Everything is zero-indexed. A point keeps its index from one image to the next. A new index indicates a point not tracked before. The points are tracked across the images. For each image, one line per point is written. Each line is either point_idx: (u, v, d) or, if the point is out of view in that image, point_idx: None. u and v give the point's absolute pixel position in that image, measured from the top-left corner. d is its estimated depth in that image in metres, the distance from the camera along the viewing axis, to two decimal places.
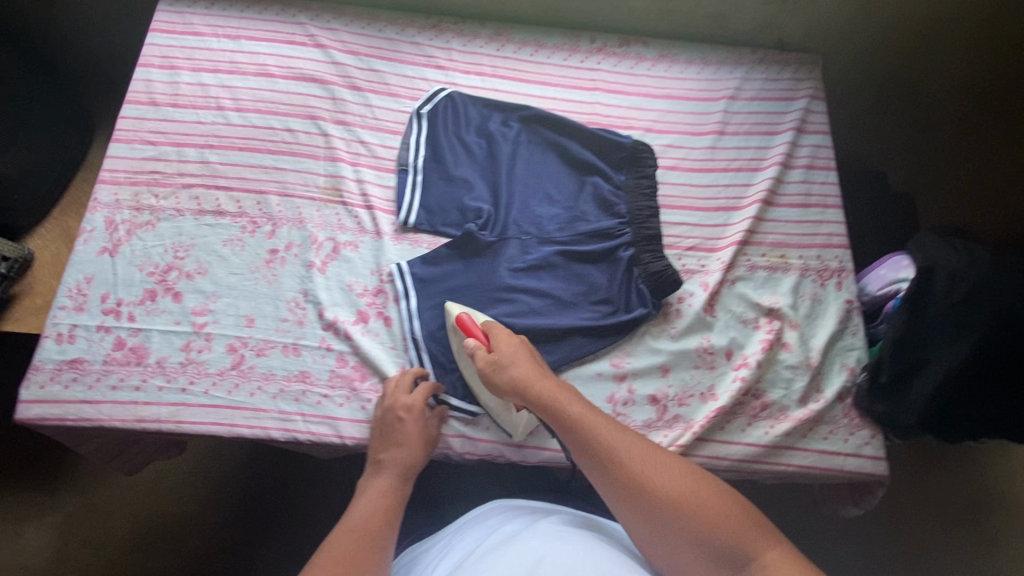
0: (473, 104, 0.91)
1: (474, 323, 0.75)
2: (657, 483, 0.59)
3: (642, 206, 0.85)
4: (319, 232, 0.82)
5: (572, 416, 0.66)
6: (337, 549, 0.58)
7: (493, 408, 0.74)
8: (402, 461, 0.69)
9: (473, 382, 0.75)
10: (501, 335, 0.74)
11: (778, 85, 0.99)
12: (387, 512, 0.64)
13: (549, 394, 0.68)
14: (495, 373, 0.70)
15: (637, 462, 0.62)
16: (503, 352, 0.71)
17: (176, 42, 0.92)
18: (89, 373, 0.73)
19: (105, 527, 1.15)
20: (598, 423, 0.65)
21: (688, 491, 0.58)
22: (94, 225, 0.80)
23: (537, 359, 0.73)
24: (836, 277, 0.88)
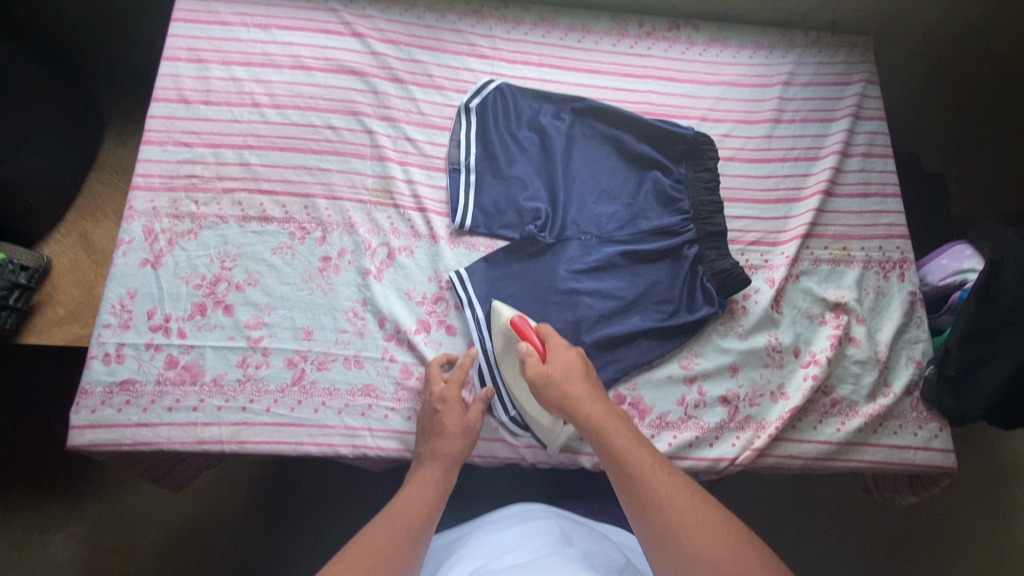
0: (523, 97, 0.87)
1: (530, 327, 0.70)
2: (691, 523, 0.52)
3: (705, 201, 0.83)
4: (372, 237, 0.79)
5: (612, 445, 0.60)
6: (377, 542, 0.54)
7: (530, 416, 0.72)
8: (447, 451, 0.66)
9: (513, 387, 0.73)
10: (556, 344, 0.68)
11: (833, 69, 0.95)
12: (429, 503, 0.61)
13: (596, 418, 0.62)
14: (545, 387, 0.65)
15: (676, 503, 0.54)
16: (555, 364, 0.66)
17: (203, 33, 0.85)
18: (142, 395, 0.69)
19: (127, 533, 1.03)
20: (643, 454, 0.59)
21: (722, 540, 0.50)
22: (132, 236, 0.75)
23: (593, 380, 0.67)
24: (899, 269, 0.86)
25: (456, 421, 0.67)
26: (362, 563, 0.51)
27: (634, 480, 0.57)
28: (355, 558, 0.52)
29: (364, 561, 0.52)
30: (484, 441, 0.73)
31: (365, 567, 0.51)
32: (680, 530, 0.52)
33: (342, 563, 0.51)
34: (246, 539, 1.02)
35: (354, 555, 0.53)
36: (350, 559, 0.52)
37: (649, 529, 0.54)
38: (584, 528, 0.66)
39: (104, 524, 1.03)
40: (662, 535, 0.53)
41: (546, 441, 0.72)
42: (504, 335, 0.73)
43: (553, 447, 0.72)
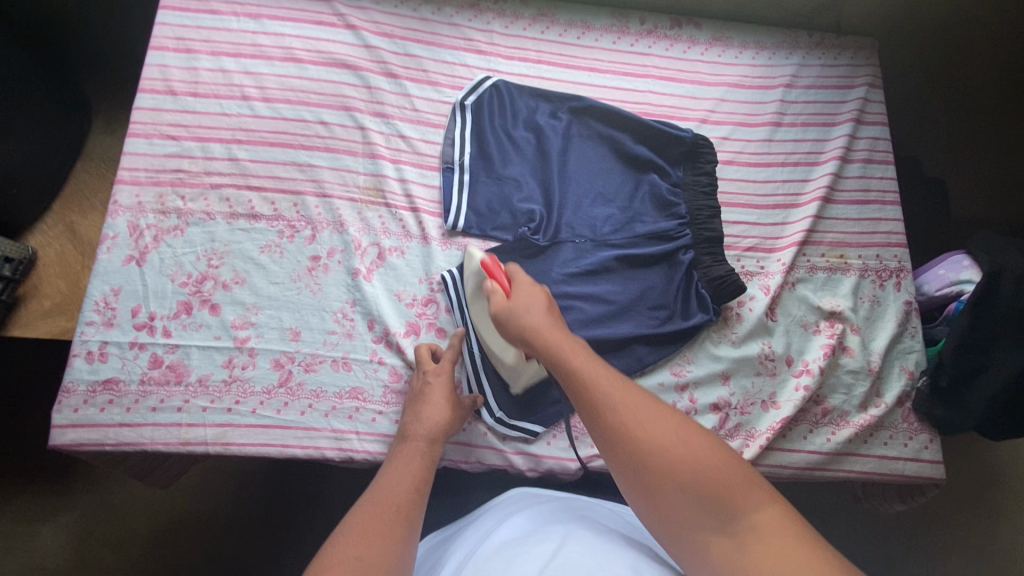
0: (520, 95, 0.85)
1: (499, 267, 0.68)
2: (656, 437, 0.52)
3: (702, 206, 0.82)
4: (362, 237, 0.77)
5: (566, 369, 0.57)
6: (365, 523, 0.53)
7: (494, 354, 0.72)
8: (433, 422, 0.65)
9: (479, 324, 0.73)
10: (522, 282, 0.66)
11: (836, 72, 0.93)
12: (419, 478, 0.60)
13: (548, 344, 0.60)
14: (507, 321, 0.63)
15: (635, 415, 0.53)
16: (515, 302, 0.63)
17: (191, 21, 0.83)
18: (126, 394, 0.68)
19: (118, 521, 1.02)
20: (598, 370, 0.57)
21: (685, 447, 0.51)
22: (116, 231, 0.73)
23: (553, 309, 0.65)
24: (896, 278, 0.85)
25: (440, 394, 0.67)
26: (349, 554, 0.50)
27: (592, 395, 0.55)
28: (343, 548, 0.51)
29: (353, 548, 0.51)
30: (472, 445, 0.72)
31: (353, 557, 0.49)
32: (645, 442, 0.51)
33: (331, 555, 0.50)
34: (240, 531, 1.02)
35: (344, 544, 0.51)
36: (340, 549, 0.50)
37: (613, 443, 0.53)
38: (569, 506, 0.64)
39: (93, 513, 1.02)
40: (625, 446, 0.52)
41: (510, 381, 0.73)
42: (472, 269, 0.71)
43: (517, 387, 0.74)
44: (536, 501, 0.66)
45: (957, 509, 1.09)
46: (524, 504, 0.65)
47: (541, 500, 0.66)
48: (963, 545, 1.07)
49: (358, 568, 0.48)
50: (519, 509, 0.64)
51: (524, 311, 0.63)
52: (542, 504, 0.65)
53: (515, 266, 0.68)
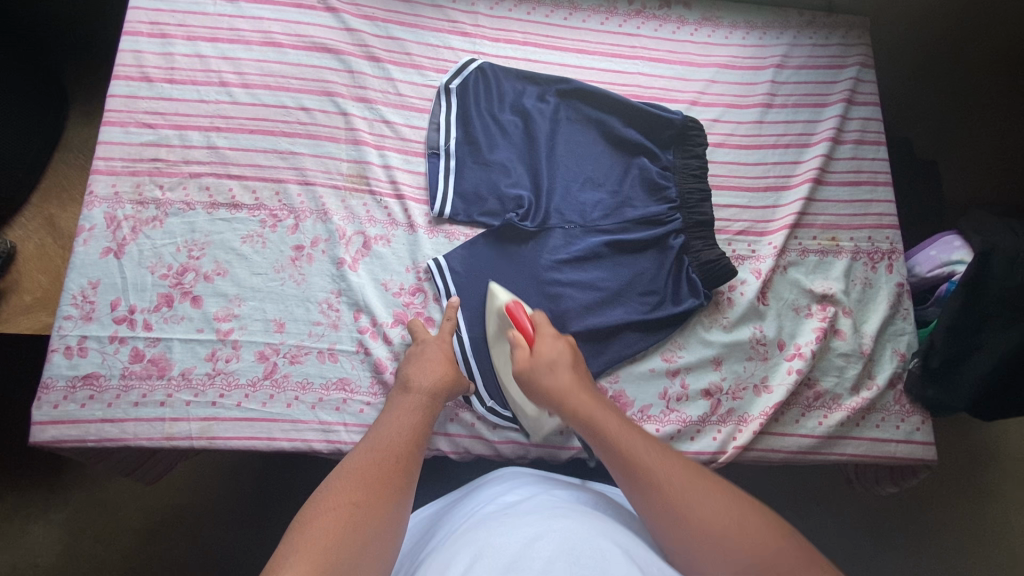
0: (506, 78, 0.83)
1: (525, 314, 0.70)
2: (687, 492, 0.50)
3: (692, 189, 0.80)
4: (347, 225, 0.76)
5: (597, 424, 0.59)
6: (365, 471, 0.53)
7: (516, 405, 0.71)
8: (434, 376, 0.66)
9: (501, 372, 0.72)
10: (546, 334, 0.67)
11: (827, 51, 0.91)
12: (414, 430, 0.60)
13: (579, 400, 0.62)
14: (534, 375, 0.64)
15: (663, 466, 0.53)
16: (543, 352, 0.66)
17: (166, 5, 0.80)
18: (107, 389, 0.67)
19: (110, 515, 1.01)
20: (633, 437, 0.57)
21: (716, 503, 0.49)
22: (93, 222, 0.71)
23: (580, 369, 0.66)
24: (888, 259, 0.84)
25: (436, 356, 0.68)
26: (344, 501, 0.49)
27: (631, 463, 0.54)
28: (340, 492, 0.50)
29: (350, 495, 0.50)
30: (462, 435, 0.71)
31: (348, 503, 0.49)
32: (685, 504, 0.49)
33: (326, 500, 0.50)
34: (236, 524, 1.01)
35: (339, 490, 0.51)
36: (335, 494, 0.50)
37: (657, 516, 0.51)
38: (566, 485, 0.64)
39: (85, 509, 1.01)
40: (665, 514, 0.50)
41: (529, 430, 0.72)
42: (498, 318, 0.72)
43: (535, 435, 0.72)
44: (533, 479, 0.64)
45: (947, 491, 1.10)
46: (520, 481, 0.64)
47: (537, 477, 0.65)
48: (955, 526, 1.08)
49: (355, 512, 0.48)
50: (516, 485, 0.63)
51: (550, 367, 0.64)
52: (540, 483, 0.64)
53: (541, 316, 0.70)
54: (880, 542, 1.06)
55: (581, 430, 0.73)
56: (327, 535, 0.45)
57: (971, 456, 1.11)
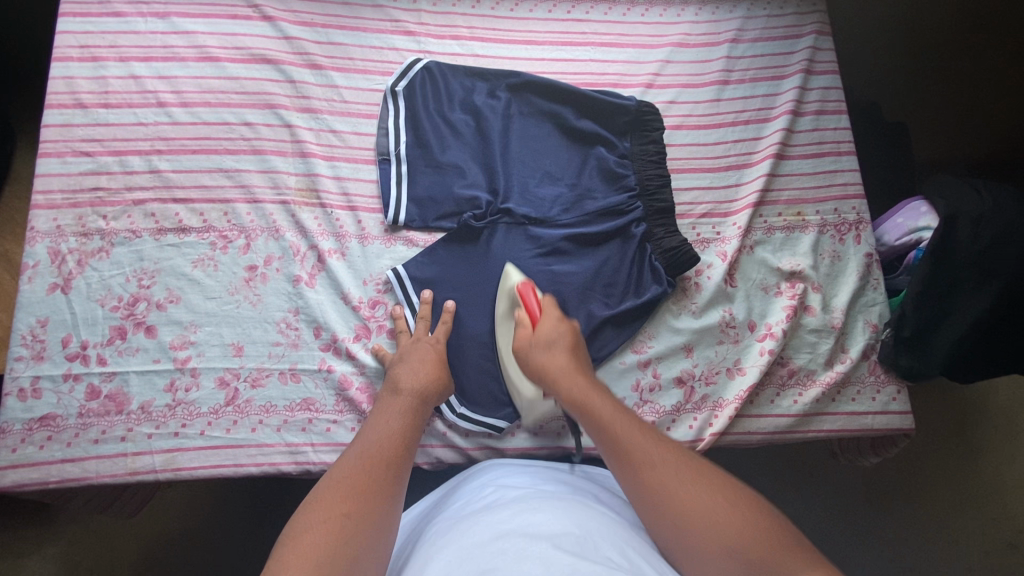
0: (454, 76, 0.81)
1: (536, 296, 0.69)
2: (690, 501, 0.48)
3: (652, 175, 0.79)
4: (300, 241, 0.74)
5: (600, 416, 0.57)
6: (353, 479, 0.51)
7: (513, 386, 0.70)
8: (419, 382, 0.64)
9: (502, 351, 0.71)
10: (551, 315, 0.67)
11: (781, 22, 0.89)
12: (402, 431, 0.58)
13: (580, 392, 0.60)
14: (529, 354, 0.65)
15: (655, 464, 0.52)
16: (546, 333, 0.65)
17: (95, 27, 0.77)
18: (65, 429, 0.65)
19: (89, 563, 0.96)
20: (630, 423, 0.56)
21: (727, 512, 0.47)
22: (37, 259, 0.69)
23: (579, 352, 0.66)
24: (855, 230, 0.83)
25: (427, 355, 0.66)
26: (337, 511, 0.48)
27: (622, 454, 0.54)
28: (329, 503, 0.48)
29: (340, 505, 0.48)
30: (435, 445, 0.70)
31: (341, 513, 0.47)
32: (686, 510, 0.48)
33: (316, 511, 0.48)
34: (221, 560, 0.96)
35: (329, 501, 0.49)
36: (326, 504, 0.48)
37: (647, 507, 0.50)
38: (558, 475, 0.62)
39: (74, 547, 0.97)
40: (650, 499, 0.50)
41: (522, 412, 0.70)
42: (509, 298, 0.72)
43: (528, 420, 0.70)
44: (522, 468, 0.64)
45: (931, 453, 1.10)
46: (517, 471, 0.63)
47: (534, 466, 0.65)
48: (942, 487, 1.09)
49: (347, 525, 0.46)
50: (506, 476, 0.62)
51: (549, 347, 0.64)
52: (537, 470, 0.64)
53: (549, 300, 0.69)
54: (877, 506, 1.07)
55: (556, 430, 0.72)
56: (320, 549, 0.44)
57: (952, 414, 1.12)
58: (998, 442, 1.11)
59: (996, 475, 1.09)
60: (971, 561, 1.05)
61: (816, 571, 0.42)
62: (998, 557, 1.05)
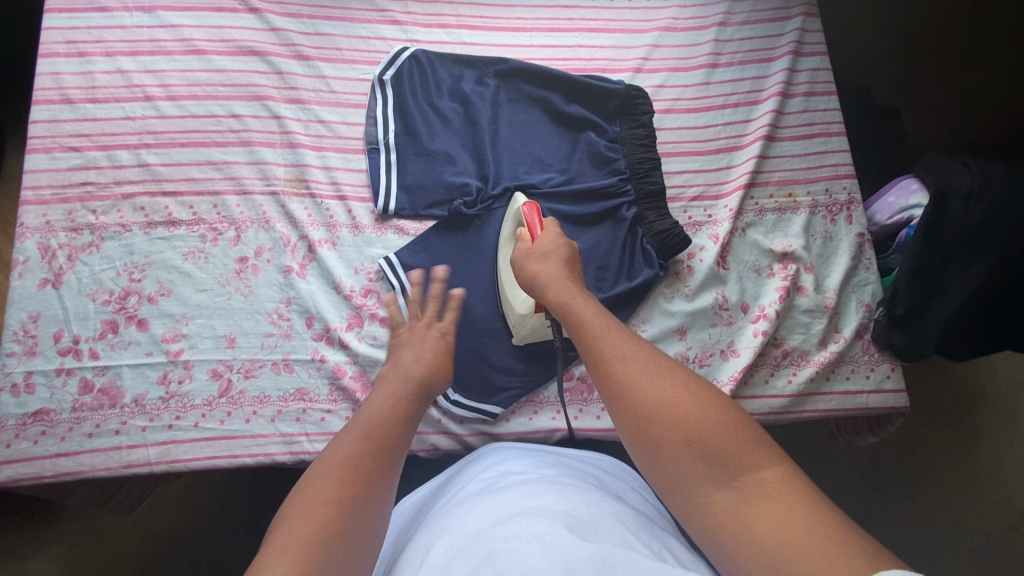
0: (442, 64, 0.81)
1: (539, 220, 0.69)
2: (655, 392, 0.48)
3: (642, 158, 0.79)
4: (291, 232, 0.74)
5: (577, 323, 0.57)
6: (355, 461, 0.50)
7: (509, 304, 0.70)
8: (422, 365, 0.62)
9: (503, 271, 0.71)
10: (552, 232, 0.68)
11: (769, 4, 0.89)
12: (405, 418, 0.57)
13: (564, 298, 0.60)
14: (525, 262, 0.65)
15: (624, 360, 0.52)
16: (540, 245, 0.66)
17: (80, 22, 0.77)
18: (59, 424, 0.65)
19: (89, 562, 0.96)
20: (608, 322, 0.57)
21: (690, 405, 0.47)
22: (27, 255, 0.69)
23: (574, 266, 0.65)
24: (847, 210, 0.83)
25: (434, 344, 0.64)
26: (337, 492, 0.46)
27: (595, 353, 0.54)
28: (330, 484, 0.47)
29: (341, 488, 0.47)
30: (430, 432, 0.70)
31: (342, 497, 0.46)
32: (647, 398, 0.48)
33: (315, 492, 0.46)
34: (222, 554, 0.96)
35: (328, 482, 0.47)
36: (324, 486, 0.47)
37: (610, 396, 0.51)
38: (562, 460, 0.62)
39: (73, 546, 0.97)
40: (614, 393, 0.50)
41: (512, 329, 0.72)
42: (516, 220, 0.72)
43: (517, 337, 0.72)
44: (523, 453, 0.63)
45: (930, 433, 1.10)
46: (521, 457, 0.62)
47: (534, 449, 0.65)
48: (940, 466, 1.09)
49: (348, 512, 0.45)
50: (510, 460, 0.61)
51: (543, 258, 0.65)
52: (543, 456, 0.63)
53: (553, 220, 0.69)
54: (876, 487, 1.07)
55: (551, 415, 0.72)
56: (320, 531, 0.43)
57: (949, 392, 1.12)
58: (997, 419, 1.11)
59: (996, 452, 1.10)
60: (971, 541, 1.05)
61: (767, 465, 0.42)
62: (999, 536, 1.05)
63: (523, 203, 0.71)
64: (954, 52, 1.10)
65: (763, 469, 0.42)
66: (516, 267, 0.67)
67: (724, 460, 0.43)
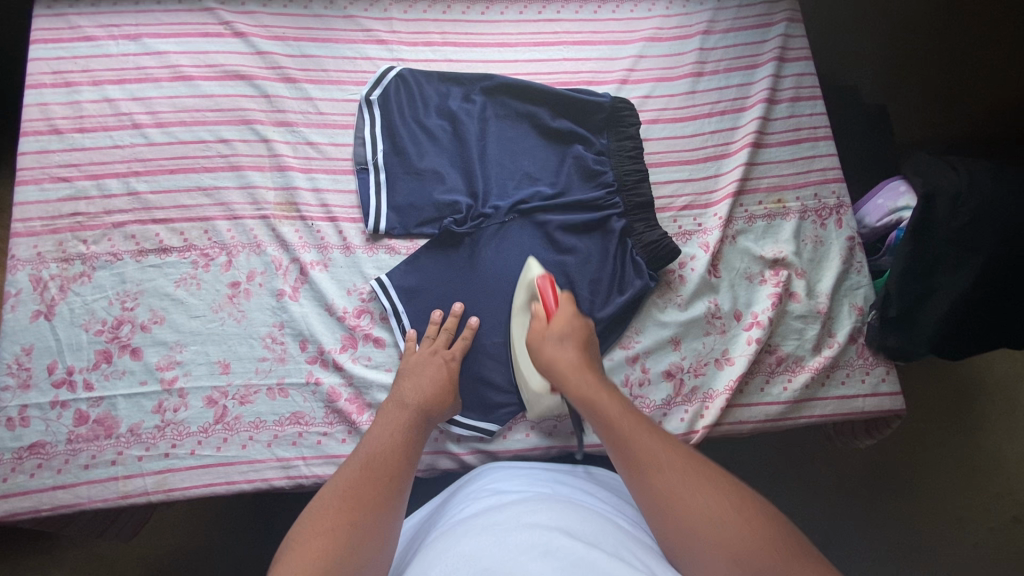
0: (429, 82, 0.81)
1: (553, 291, 0.69)
2: (695, 504, 0.48)
3: (630, 170, 0.79)
4: (282, 255, 0.74)
5: (606, 417, 0.57)
6: (357, 489, 0.52)
7: (522, 377, 0.70)
8: (421, 395, 0.64)
9: (517, 346, 0.71)
10: (567, 312, 0.68)
11: (752, 11, 0.90)
12: (406, 444, 0.59)
13: (588, 390, 0.60)
14: (543, 345, 0.66)
15: (661, 464, 0.51)
16: (558, 326, 0.67)
17: (66, 52, 0.77)
18: (55, 456, 0.65)
19: None
20: (635, 421, 0.56)
21: (732, 517, 0.46)
22: (19, 287, 0.69)
23: (589, 348, 0.66)
24: (836, 214, 0.83)
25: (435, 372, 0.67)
26: (340, 521, 0.48)
27: (626, 448, 0.54)
28: (334, 513, 0.49)
29: (344, 515, 0.49)
30: (427, 451, 0.71)
31: (345, 523, 0.48)
32: (686, 509, 0.48)
33: (318, 522, 0.48)
34: None
35: (331, 511, 0.49)
36: (327, 516, 0.49)
37: (650, 510, 0.50)
38: (562, 477, 0.63)
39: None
40: (653, 505, 0.49)
41: (527, 406, 0.71)
42: (529, 289, 0.72)
43: (534, 414, 0.71)
44: (524, 470, 0.64)
45: (929, 430, 1.11)
46: (521, 473, 0.63)
47: (533, 468, 0.65)
48: (941, 463, 1.09)
49: (352, 536, 0.47)
50: (511, 478, 0.62)
51: (561, 340, 0.66)
52: (542, 473, 0.63)
53: (567, 297, 0.70)
54: (877, 487, 1.07)
55: (547, 430, 0.73)
56: (324, 555, 0.44)
57: (949, 389, 1.12)
58: (996, 415, 1.12)
59: (996, 447, 1.10)
60: (975, 538, 1.05)
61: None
62: (1003, 532, 1.05)
63: (535, 273, 0.72)
64: (939, 51, 1.11)
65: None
66: (534, 352, 0.67)
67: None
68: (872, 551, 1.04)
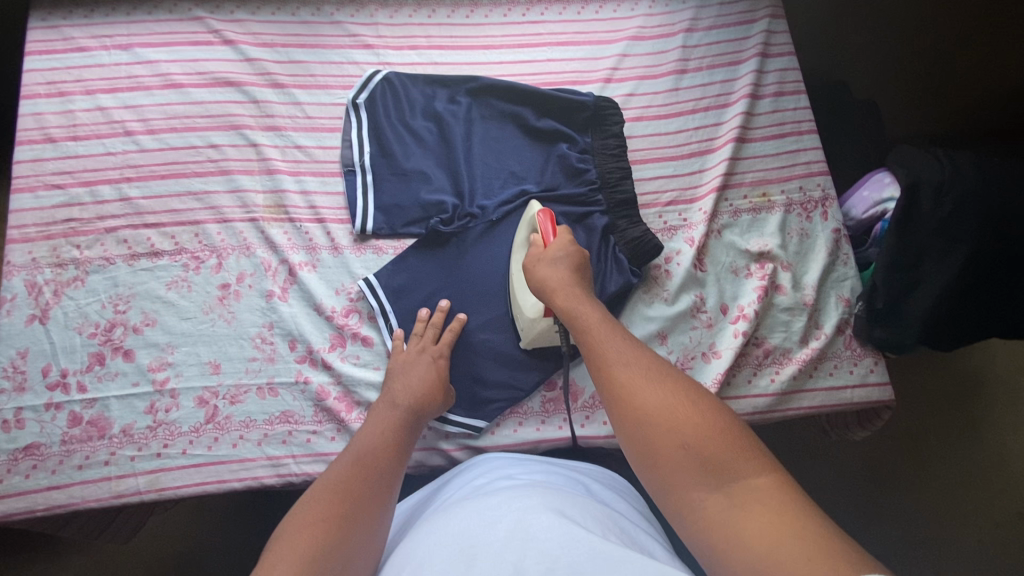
0: (416, 85, 0.83)
1: (554, 227, 0.71)
2: (651, 400, 0.49)
3: (612, 168, 0.80)
4: (271, 257, 0.75)
5: (584, 325, 0.60)
6: (348, 486, 0.52)
7: (518, 303, 0.72)
8: (412, 393, 0.65)
9: (513, 277, 0.73)
10: (563, 238, 0.70)
11: (734, 8, 0.91)
12: (397, 447, 0.59)
13: (568, 305, 0.62)
14: (535, 266, 0.68)
15: (626, 366, 0.53)
16: (552, 249, 0.68)
17: (60, 63, 0.79)
18: (49, 457, 0.66)
19: None
20: (610, 333, 0.58)
21: (686, 412, 0.47)
22: (14, 292, 0.71)
23: (582, 271, 0.68)
24: (821, 207, 0.84)
25: (426, 371, 0.67)
26: (329, 514, 0.49)
27: (596, 356, 0.56)
28: (324, 506, 0.50)
29: (334, 509, 0.49)
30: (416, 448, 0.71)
31: (335, 517, 0.49)
32: (642, 403, 0.49)
33: (307, 514, 0.49)
34: None
35: (320, 505, 0.50)
36: (316, 509, 0.49)
37: (609, 399, 0.52)
38: (552, 468, 0.62)
39: None
40: (612, 397, 0.51)
41: (521, 334, 0.72)
42: (530, 225, 0.75)
43: (524, 341, 0.72)
44: (514, 461, 0.64)
45: (928, 421, 1.10)
46: (511, 464, 0.63)
47: (523, 460, 0.65)
48: (941, 455, 1.09)
49: (341, 529, 0.47)
50: (501, 468, 0.62)
51: (552, 263, 0.67)
52: (532, 464, 0.63)
53: (565, 228, 0.72)
54: (875, 481, 1.07)
55: (534, 426, 0.73)
56: (312, 547, 0.45)
57: (948, 381, 1.12)
58: (997, 405, 1.11)
59: (998, 437, 1.09)
60: (977, 531, 1.04)
61: (760, 471, 0.43)
62: (1007, 525, 1.04)
63: (536, 211, 0.74)
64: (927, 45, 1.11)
65: (749, 477, 0.42)
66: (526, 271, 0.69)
67: (714, 474, 0.43)
68: (870, 546, 1.03)
